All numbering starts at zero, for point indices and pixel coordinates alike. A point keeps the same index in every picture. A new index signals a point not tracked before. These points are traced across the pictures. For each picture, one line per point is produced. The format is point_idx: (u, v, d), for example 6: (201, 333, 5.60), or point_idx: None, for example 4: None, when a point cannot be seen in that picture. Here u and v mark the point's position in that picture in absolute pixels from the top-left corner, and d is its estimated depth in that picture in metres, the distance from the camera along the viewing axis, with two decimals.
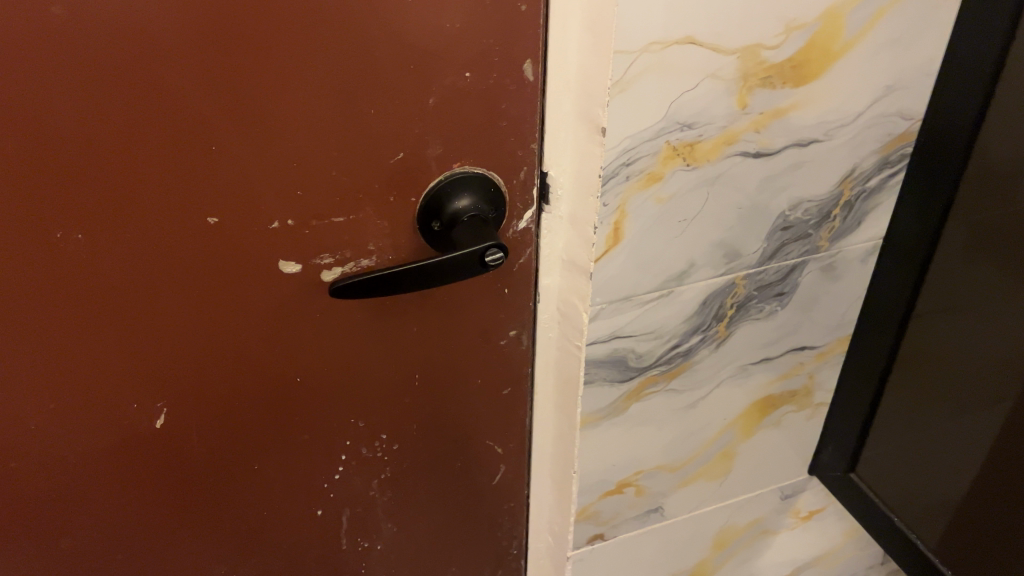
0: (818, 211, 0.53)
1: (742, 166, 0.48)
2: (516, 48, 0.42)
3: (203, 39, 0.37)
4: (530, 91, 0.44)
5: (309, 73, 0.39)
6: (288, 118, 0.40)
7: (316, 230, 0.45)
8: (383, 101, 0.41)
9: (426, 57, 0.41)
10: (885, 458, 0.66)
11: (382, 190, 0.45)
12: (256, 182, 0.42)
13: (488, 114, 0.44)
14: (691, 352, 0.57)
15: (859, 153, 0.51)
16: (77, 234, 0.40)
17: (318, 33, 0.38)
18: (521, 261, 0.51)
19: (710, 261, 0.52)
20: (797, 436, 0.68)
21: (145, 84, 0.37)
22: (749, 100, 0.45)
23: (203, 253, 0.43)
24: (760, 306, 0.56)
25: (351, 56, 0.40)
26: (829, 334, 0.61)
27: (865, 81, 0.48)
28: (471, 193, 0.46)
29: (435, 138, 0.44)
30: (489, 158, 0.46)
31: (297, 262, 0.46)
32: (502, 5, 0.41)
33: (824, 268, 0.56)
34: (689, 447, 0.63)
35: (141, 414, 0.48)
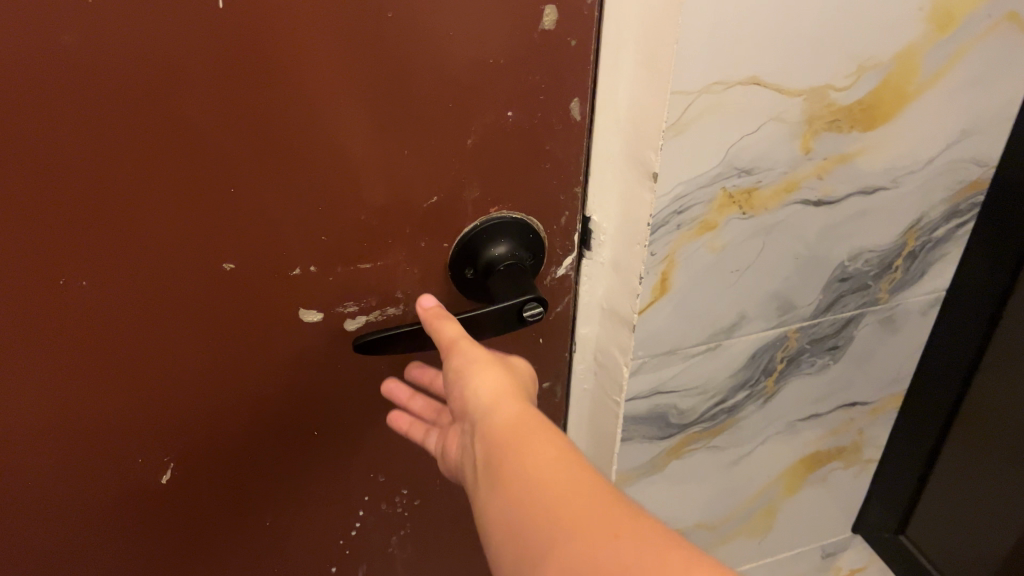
0: (879, 262, 0.49)
1: (802, 215, 0.45)
2: (563, 86, 0.38)
3: (224, 77, 0.33)
4: (576, 132, 0.40)
5: (339, 111, 0.35)
6: (315, 159, 0.37)
7: (340, 276, 0.41)
8: (416, 140, 0.38)
9: (465, 94, 0.37)
10: (932, 519, 0.63)
11: (414, 236, 0.41)
12: (279, 226, 0.38)
13: (530, 156, 0.40)
14: (737, 408, 0.53)
15: (927, 201, 0.47)
16: (83, 281, 0.36)
17: (350, 68, 0.34)
18: (559, 309, 0.47)
19: (763, 313, 0.48)
20: (842, 491, 0.63)
21: (159, 125, 0.33)
22: (813, 144, 0.42)
23: (217, 301, 0.40)
24: (812, 360, 0.52)
25: (385, 93, 0.36)
26: (884, 389, 0.57)
27: (939, 124, 0.44)
28: (509, 239, 0.42)
29: (473, 180, 0.40)
30: (530, 202, 0.42)
31: (318, 311, 0.42)
32: (549, 40, 0.37)
33: (882, 320, 0.52)
34: (730, 504, 0.59)
35: (146, 468, 0.44)
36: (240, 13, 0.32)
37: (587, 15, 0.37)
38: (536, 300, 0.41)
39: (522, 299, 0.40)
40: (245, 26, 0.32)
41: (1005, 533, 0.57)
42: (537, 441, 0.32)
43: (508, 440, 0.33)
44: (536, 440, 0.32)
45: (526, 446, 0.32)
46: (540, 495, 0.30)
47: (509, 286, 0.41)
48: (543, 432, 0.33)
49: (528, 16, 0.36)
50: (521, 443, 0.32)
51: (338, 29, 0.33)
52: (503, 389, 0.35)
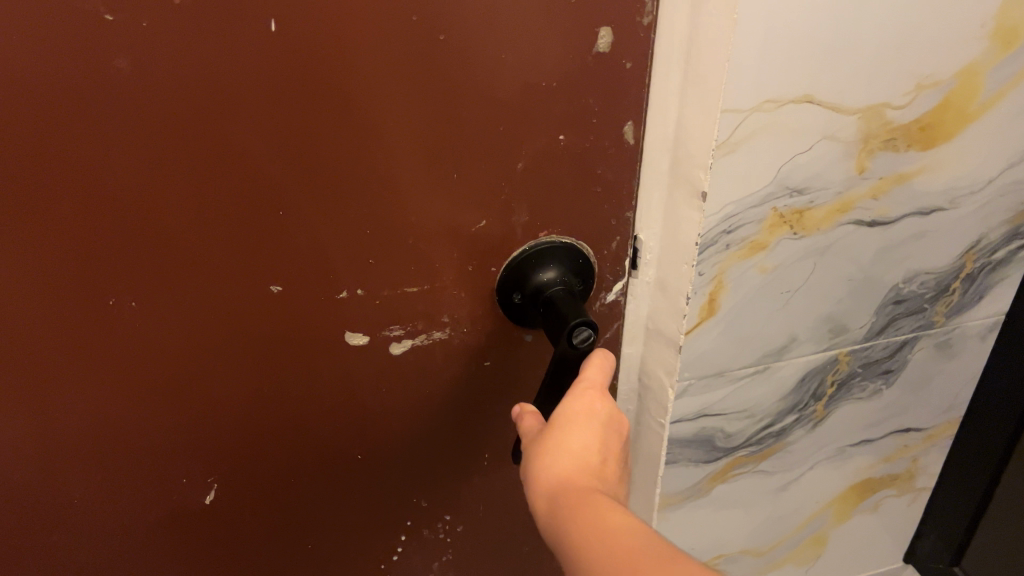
0: (935, 284, 0.47)
1: (855, 235, 0.43)
2: (617, 108, 0.38)
3: (274, 101, 0.33)
4: (630, 156, 0.40)
5: (387, 134, 0.35)
6: (363, 182, 0.36)
7: (387, 299, 0.41)
8: (467, 163, 0.37)
9: (519, 115, 0.36)
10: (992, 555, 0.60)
11: (461, 260, 0.41)
12: (326, 249, 0.38)
13: (581, 180, 0.40)
14: (785, 433, 0.52)
15: (988, 222, 0.45)
16: (131, 302, 0.37)
17: (400, 91, 0.34)
18: (608, 337, 0.46)
19: (813, 335, 0.47)
20: (895, 521, 0.61)
21: (209, 149, 0.33)
22: (868, 163, 0.41)
23: (263, 323, 0.40)
24: (864, 385, 0.51)
25: (433, 116, 0.35)
26: (940, 417, 0.55)
27: (1000, 144, 0.42)
28: (558, 264, 0.42)
29: (522, 204, 0.40)
30: (579, 227, 0.42)
31: (364, 334, 0.42)
32: (603, 61, 0.36)
33: (938, 344, 0.50)
34: (776, 531, 0.58)
35: (190, 489, 0.45)
36: (292, 37, 0.32)
37: (644, 36, 0.36)
38: (585, 324, 0.38)
39: (570, 325, 0.37)
40: (296, 50, 0.32)
41: None
42: (593, 506, 0.31)
43: (553, 509, 0.32)
44: (567, 518, 0.31)
45: (567, 521, 0.30)
46: (585, 552, 0.28)
47: (561, 311, 0.39)
48: (585, 500, 0.31)
49: (582, 39, 0.35)
50: (562, 522, 0.31)
51: (389, 52, 0.33)
52: (539, 454, 0.35)
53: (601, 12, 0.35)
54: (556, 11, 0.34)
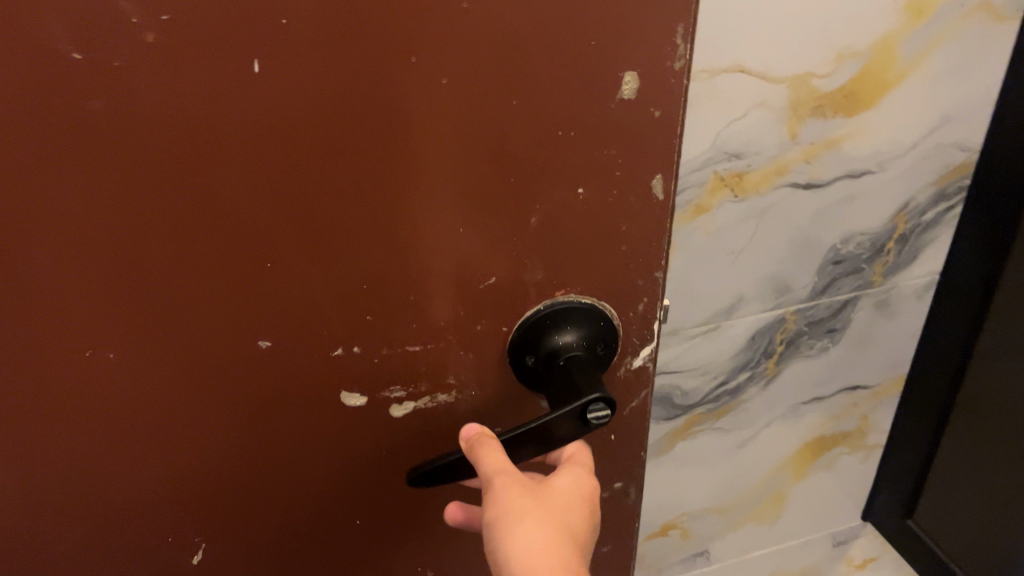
0: (870, 245, 0.51)
1: (792, 197, 0.47)
2: (636, 172, 0.25)
3: (252, 151, 0.21)
4: (656, 220, 0.26)
5: (421, 161, 0.23)
6: (382, 222, 0.24)
7: (388, 361, 0.27)
8: (516, 200, 0.24)
9: (568, 133, 0.23)
10: (941, 509, 0.62)
11: (469, 317, 0.27)
12: (321, 306, 0.25)
13: (596, 240, 0.26)
14: (740, 390, 0.55)
15: (915, 184, 0.49)
16: (108, 351, 0.24)
17: (429, 129, 0.22)
18: (635, 405, 0.32)
19: (760, 295, 0.51)
20: (851, 480, 0.65)
21: (193, 190, 0.21)
22: (799, 129, 0.45)
23: (235, 404, 0.26)
24: (811, 343, 0.54)
25: (473, 152, 0.23)
26: (884, 374, 0.58)
27: (919, 112, 0.46)
28: (579, 326, 0.28)
29: (534, 261, 0.26)
30: (604, 281, 0.27)
31: (363, 395, 0.28)
32: (620, 116, 0.23)
33: (878, 303, 0.54)
34: (738, 489, 0.61)
35: (172, 553, 0.30)
36: (275, 87, 0.20)
37: (673, 84, 0.23)
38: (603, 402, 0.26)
39: (574, 405, 0.26)
40: (282, 95, 0.20)
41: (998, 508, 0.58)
42: None
43: None
44: None
45: None
46: None
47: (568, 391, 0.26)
48: None
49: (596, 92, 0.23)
50: None
51: (402, 96, 0.21)
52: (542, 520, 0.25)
53: (624, 51, 0.22)
54: (574, 66, 0.22)
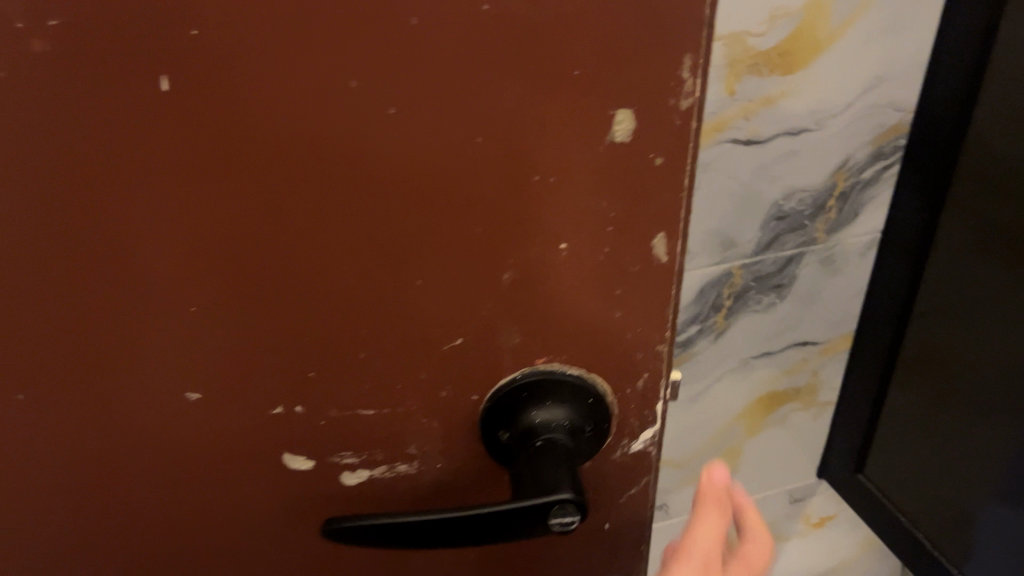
0: (812, 202, 0.54)
1: (733, 152, 0.51)
2: (635, 227, 0.23)
3: (185, 181, 0.20)
4: (660, 283, 0.25)
5: (361, 206, 0.21)
6: (321, 266, 0.22)
7: (336, 423, 0.25)
8: (476, 260, 0.23)
9: (541, 183, 0.22)
10: (901, 463, 0.65)
11: (431, 384, 0.25)
12: (259, 356, 0.24)
13: (580, 308, 0.25)
14: (691, 343, 0.59)
15: (853, 144, 0.52)
16: (35, 374, 0.23)
17: (364, 173, 0.21)
18: (632, 491, 0.31)
19: (706, 248, 0.54)
20: (803, 436, 0.68)
21: (118, 219, 0.20)
22: (736, 86, 0.48)
23: (171, 450, 0.25)
24: (758, 298, 0.58)
25: (427, 198, 0.21)
26: (832, 331, 0.62)
27: (853, 73, 0.49)
28: (562, 403, 0.26)
29: (509, 321, 0.24)
30: (597, 351, 0.26)
31: (308, 459, 0.26)
32: (615, 164, 0.22)
33: (822, 260, 0.57)
34: (694, 442, 0.65)
35: None
36: (192, 113, 0.19)
37: (679, 126, 0.22)
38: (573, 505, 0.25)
39: (539, 502, 0.25)
40: (207, 125, 0.19)
41: (968, 466, 0.59)
42: None
43: None
44: None
45: None
46: None
47: (539, 478, 0.25)
48: None
49: (590, 125, 0.21)
50: None
51: (338, 130, 0.20)
52: None
53: (615, 92, 0.21)
54: (540, 106, 0.20)
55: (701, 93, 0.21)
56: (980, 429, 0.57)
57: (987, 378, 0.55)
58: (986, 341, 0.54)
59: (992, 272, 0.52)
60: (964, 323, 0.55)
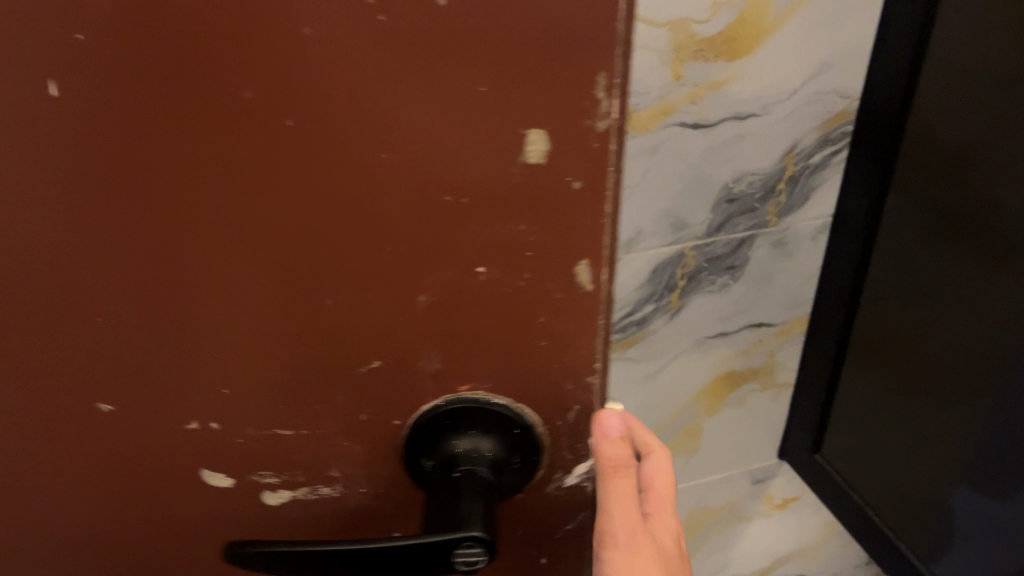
0: (762, 185, 0.55)
1: (681, 136, 0.51)
2: (555, 252, 0.22)
3: (81, 187, 0.19)
4: (585, 313, 0.23)
5: (265, 216, 0.20)
6: (229, 281, 0.21)
7: (255, 442, 0.24)
8: (393, 279, 0.21)
9: (456, 201, 0.20)
10: (862, 450, 0.68)
11: (350, 406, 0.23)
12: (172, 370, 0.22)
13: (504, 335, 0.23)
14: (646, 322, 0.59)
15: (800, 128, 0.53)
16: None
17: (267, 182, 0.19)
18: (570, 526, 0.28)
19: (658, 230, 0.55)
20: (764, 417, 0.70)
21: (17, 218, 0.20)
22: (683, 71, 0.48)
23: (88, 462, 0.24)
24: (711, 279, 0.59)
25: (329, 210, 0.20)
26: (787, 313, 0.63)
27: (798, 58, 0.50)
28: (486, 432, 0.24)
29: (426, 346, 0.22)
30: (525, 379, 0.24)
31: (228, 476, 0.25)
32: (530, 188, 0.20)
33: (774, 243, 0.58)
34: (653, 419, 0.66)
35: None
36: (84, 118, 0.18)
37: (597, 149, 0.20)
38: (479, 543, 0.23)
39: (445, 538, 0.23)
40: (98, 125, 0.18)
41: (926, 449, 0.62)
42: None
43: None
44: None
45: None
46: None
47: (450, 513, 0.23)
48: None
49: (495, 143, 0.20)
50: None
51: (230, 136, 0.19)
52: None
53: (522, 107, 0.19)
54: (447, 121, 0.19)
55: (622, 111, 0.20)
56: (938, 409, 0.60)
57: (942, 359, 0.58)
58: (938, 325, 0.58)
59: (948, 258, 0.55)
60: (918, 310, 0.59)
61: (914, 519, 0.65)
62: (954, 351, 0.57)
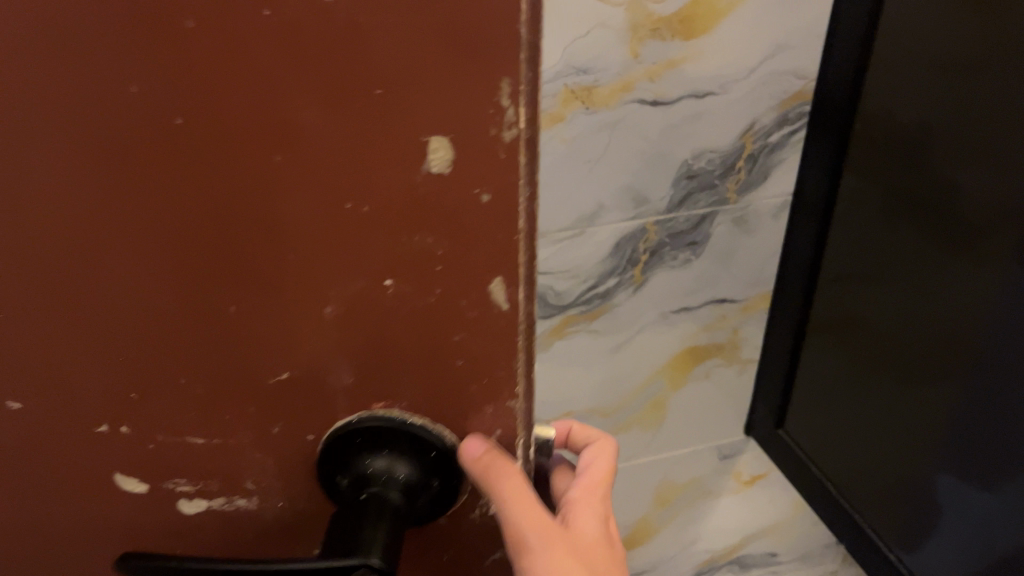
0: (721, 162, 0.58)
1: (642, 113, 0.54)
2: (463, 270, 0.21)
3: None
4: (502, 333, 0.22)
5: (164, 213, 0.19)
6: (128, 281, 0.20)
7: (164, 449, 0.23)
8: (301, 283, 0.20)
9: (364, 206, 0.19)
10: (828, 427, 0.69)
11: (263, 419, 0.23)
12: (74, 372, 0.21)
13: (418, 352, 0.22)
14: (609, 295, 0.62)
15: (757, 108, 0.56)
16: None
17: (163, 178, 0.18)
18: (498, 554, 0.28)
19: (619, 204, 0.58)
20: (730, 390, 0.73)
21: None
22: (640, 50, 0.51)
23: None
24: (673, 254, 0.62)
25: (230, 208, 0.19)
26: (749, 289, 0.66)
27: (752, 40, 0.53)
28: (401, 451, 0.24)
29: (338, 358, 0.22)
30: (441, 399, 0.23)
31: (142, 483, 0.24)
32: (436, 200, 0.20)
33: (734, 220, 0.61)
34: (619, 392, 0.68)
35: None
36: None
37: (504, 159, 0.19)
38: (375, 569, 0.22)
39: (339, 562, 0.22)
40: None
41: (887, 430, 0.62)
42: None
43: None
44: None
45: None
46: None
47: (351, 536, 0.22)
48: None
49: (394, 153, 0.19)
50: None
51: (117, 132, 0.18)
52: None
53: (424, 112, 0.18)
54: (350, 123, 0.18)
55: (531, 119, 0.19)
56: (896, 389, 0.60)
57: (903, 341, 0.58)
58: (897, 307, 0.58)
59: (911, 240, 0.56)
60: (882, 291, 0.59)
61: (872, 499, 0.65)
62: (913, 332, 0.57)
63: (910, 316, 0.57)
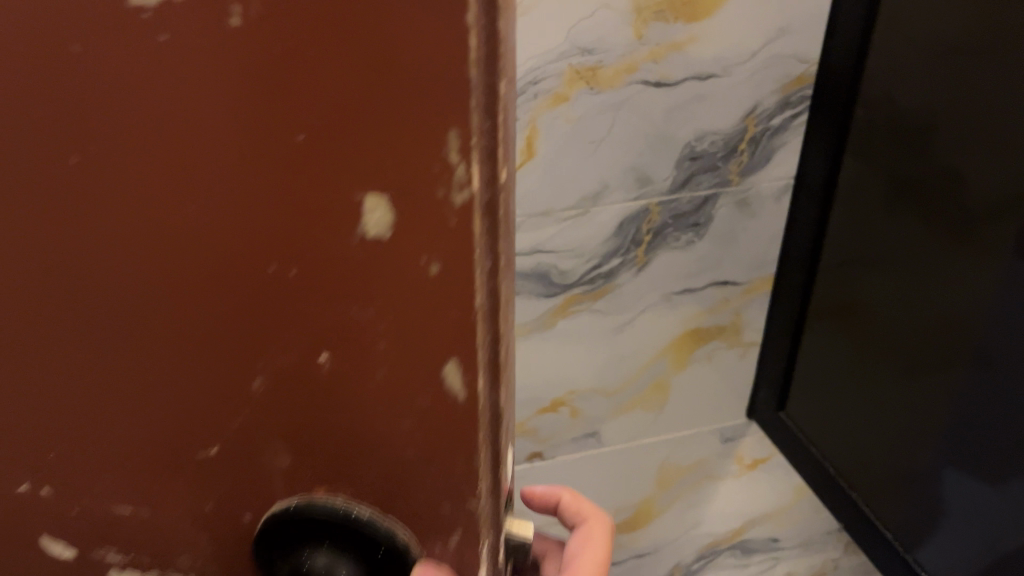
0: (724, 144, 0.57)
1: (645, 95, 0.53)
2: (412, 348, 0.19)
3: None
4: (455, 424, 0.20)
5: (79, 247, 0.18)
6: (46, 322, 0.19)
7: (85, 515, 0.21)
8: (225, 342, 0.19)
9: (289, 269, 0.18)
10: (832, 419, 0.65)
11: (196, 491, 0.21)
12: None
13: (362, 432, 0.20)
14: (613, 275, 0.61)
15: (759, 90, 0.56)
16: None
17: (79, 211, 0.17)
18: None
19: (623, 184, 0.57)
20: (731, 372, 0.71)
21: None
22: (644, 31, 0.51)
23: None
24: (677, 236, 0.60)
25: (148, 250, 0.18)
26: (753, 272, 0.65)
27: (756, 22, 0.53)
28: (343, 543, 0.21)
29: (271, 436, 0.20)
30: (395, 489, 0.21)
31: (70, 547, 0.22)
32: (376, 265, 0.18)
33: (737, 202, 0.60)
34: (620, 373, 0.67)
35: None
36: None
37: (454, 226, 0.17)
38: None
39: None
40: None
41: (890, 422, 0.59)
42: None
43: None
44: None
45: None
46: None
47: None
48: None
49: (334, 214, 0.17)
50: None
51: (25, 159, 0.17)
52: None
53: (357, 166, 0.17)
54: (272, 176, 0.17)
55: (483, 184, 0.17)
56: (902, 377, 0.56)
57: (912, 334, 0.55)
58: (907, 302, 0.55)
59: (919, 231, 0.53)
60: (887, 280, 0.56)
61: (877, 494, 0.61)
62: (922, 322, 0.54)
63: (919, 308, 0.54)
